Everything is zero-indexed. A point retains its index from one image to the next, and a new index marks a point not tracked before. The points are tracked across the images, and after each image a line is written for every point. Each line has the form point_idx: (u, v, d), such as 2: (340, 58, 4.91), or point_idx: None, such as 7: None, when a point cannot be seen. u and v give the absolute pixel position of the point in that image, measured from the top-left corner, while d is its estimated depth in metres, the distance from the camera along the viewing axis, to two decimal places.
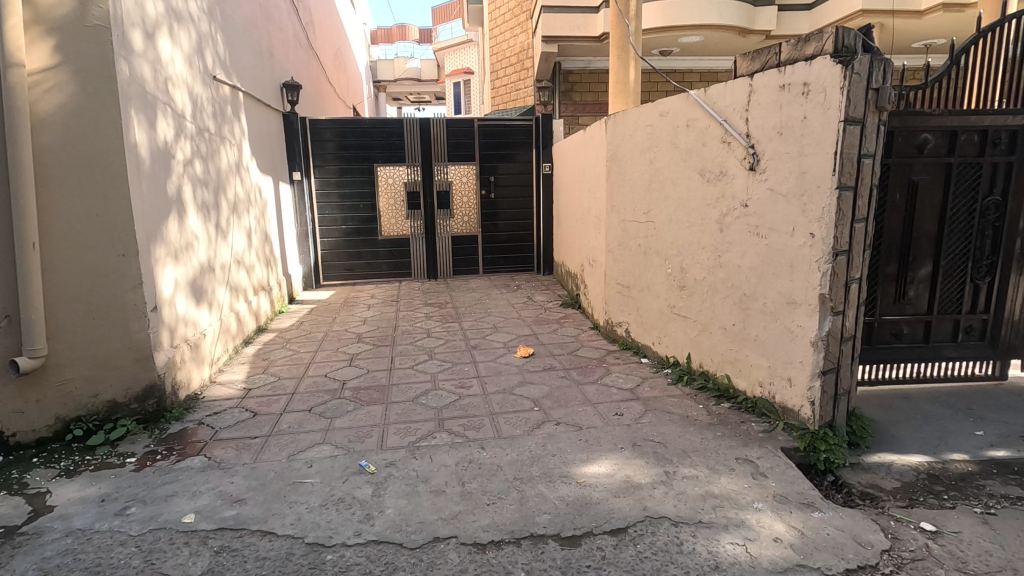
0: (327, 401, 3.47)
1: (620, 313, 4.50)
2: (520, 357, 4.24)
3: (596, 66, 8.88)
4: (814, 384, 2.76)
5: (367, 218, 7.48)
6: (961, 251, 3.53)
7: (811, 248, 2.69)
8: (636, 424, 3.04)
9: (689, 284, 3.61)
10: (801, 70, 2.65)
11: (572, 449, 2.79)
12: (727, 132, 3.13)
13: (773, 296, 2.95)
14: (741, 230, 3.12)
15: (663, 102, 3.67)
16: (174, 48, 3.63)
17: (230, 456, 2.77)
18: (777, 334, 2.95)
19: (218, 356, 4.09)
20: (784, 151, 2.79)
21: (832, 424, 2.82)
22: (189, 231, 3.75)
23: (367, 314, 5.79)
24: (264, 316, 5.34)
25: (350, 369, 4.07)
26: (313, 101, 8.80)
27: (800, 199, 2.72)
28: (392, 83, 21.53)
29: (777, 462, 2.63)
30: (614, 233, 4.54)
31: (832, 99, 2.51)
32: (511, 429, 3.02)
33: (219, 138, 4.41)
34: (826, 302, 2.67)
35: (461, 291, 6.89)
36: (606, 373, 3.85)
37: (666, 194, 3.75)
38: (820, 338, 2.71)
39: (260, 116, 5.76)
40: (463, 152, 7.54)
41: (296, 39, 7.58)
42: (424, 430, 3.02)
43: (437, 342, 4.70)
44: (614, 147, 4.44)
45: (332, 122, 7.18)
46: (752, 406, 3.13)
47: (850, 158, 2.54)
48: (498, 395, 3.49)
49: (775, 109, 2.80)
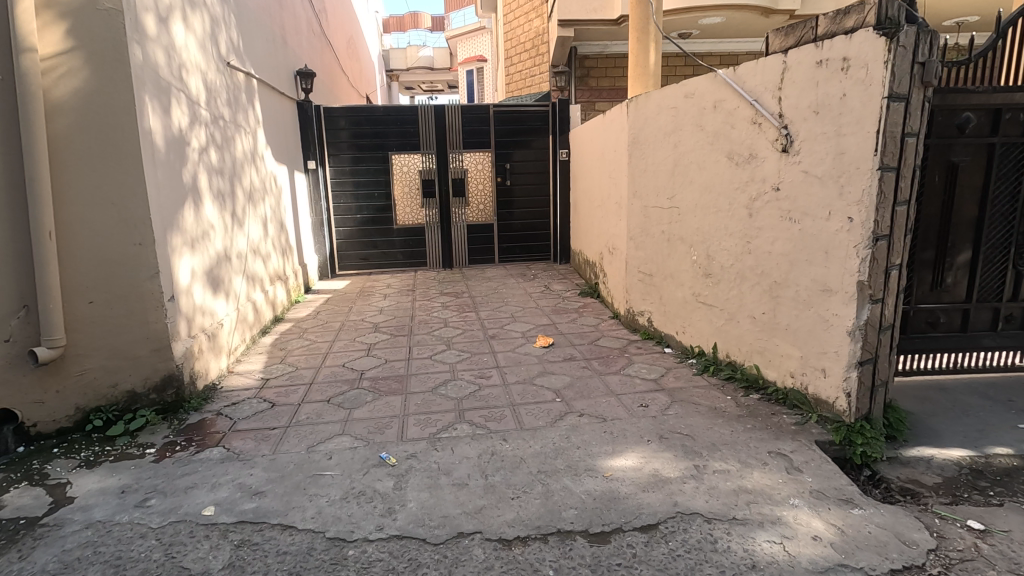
0: (345, 391, 3.42)
1: (642, 302, 4.40)
2: (540, 346, 4.16)
3: (613, 51, 8.68)
4: (850, 376, 2.64)
5: (382, 207, 7.42)
6: (1002, 237, 3.37)
7: (849, 233, 2.56)
8: (662, 416, 2.95)
9: (715, 272, 3.49)
10: (840, 44, 2.51)
11: (597, 441, 2.71)
12: (758, 112, 2.99)
13: (806, 283, 2.82)
14: (772, 214, 2.99)
15: (688, 83, 3.53)
16: (187, 33, 3.57)
17: (249, 447, 2.74)
18: (810, 323, 2.83)
19: (236, 346, 4.07)
20: (819, 132, 2.65)
21: (868, 416, 2.71)
22: (206, 220, 3.71)
23: (383, 304, 5.75)
24: (281, 305, 5.32)
25: (368, 359, 4.02)
26: (326, 89, 8.72)
27: (837, 180, 2.59)
28: (404, 71, 21.42)
29: (812, 456, 2.53)
30: (635, 220, 4.42)
31: (874, 75, 2.37)
32: (533, 421, 2.94)
33: (233, 126, 4.36)
34: (864, 290, 2.54)
35: (477, 280, 6.82)
36: (628, 363, 3.75)
37: (691, 178, 3.62)
38: (857, 327, 2.58)
39: (274, 104, 5.70)
40: (478, 139, 7.43)
41: (308, 26, 7.49)
42: (445, 421, 2.96)
43: (455, 332, 4.63)
44: (636, 131, 4.31)
45: (345, 110, 7.10)
46: (783, 398, 3.02)
47: (893, 138, 2.40)
48: (519, 386, 3.41)
49: (811, 87, 2.66)
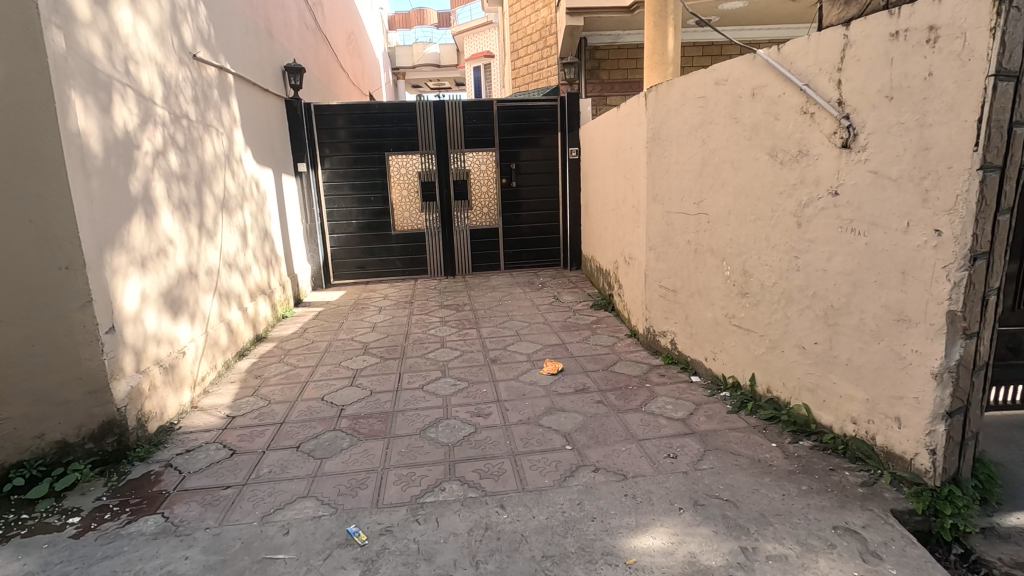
0: (319, 434, 2.94)
1: (664, 321, 3.87)
2: (547, 374, 3.65)
3: (625, 41, 8.11)
4: (935, 429, 2.09)
5: (379, 212, 6.94)
6: None
7: (936, 250, 2.01)
8: (695, 472, 2.42)
9: (754, 291, 2.95)
10: (924, 10, 1.95)
11: (616, 510, 2.19)
12: (810, 99, 2.45)
13: (874, 310, 2.28)
14: (829, 224, 2.44)
15: (720, 68, 2.99)
16: (137, 20, 3.09)
17: (192, 516, 2.25)
18: (879, 360, 2.28)
19: (204, 376, 3.59)
20: (895, 122, 2.10)
21: (956, 478, 2.15)
22: (163, 234, 3.24)
23: (377, 319, 5.26)
24: (264, 322, 4.85)
25: (351, 390, 3.52)
26: (322, 86, 8.22)
27: (919, 183, 2.04)
28: (411, 69, 20.98)
29: (891, 534, 1.98)
30: (656, 227, 3.88)
31: (975, 46, 1.81)
32: (537, 478, 2.43)
33: (201, 126, 3.88)
34: (957, 322, 1.99)
35: (480, 290, 6.31)
36: (650, 397, 3.22)
37: (724, 180, 3.08)
38: (946, 369, 2.03)
39: (256, 102, 5.23)
40: (482, 137, 6.93)
41: (300, 19, 7.01)
42: (430, 479, 2.45)
43: (452, 355, 4.13)
44: (656, 126, 3.77)
45: (339, 108, 6.62)
46: (842, 448, 2.48)
47: (999, 128, 1.85)
48: (522, 428, 2.91)
49: (884, 66, 2.12)
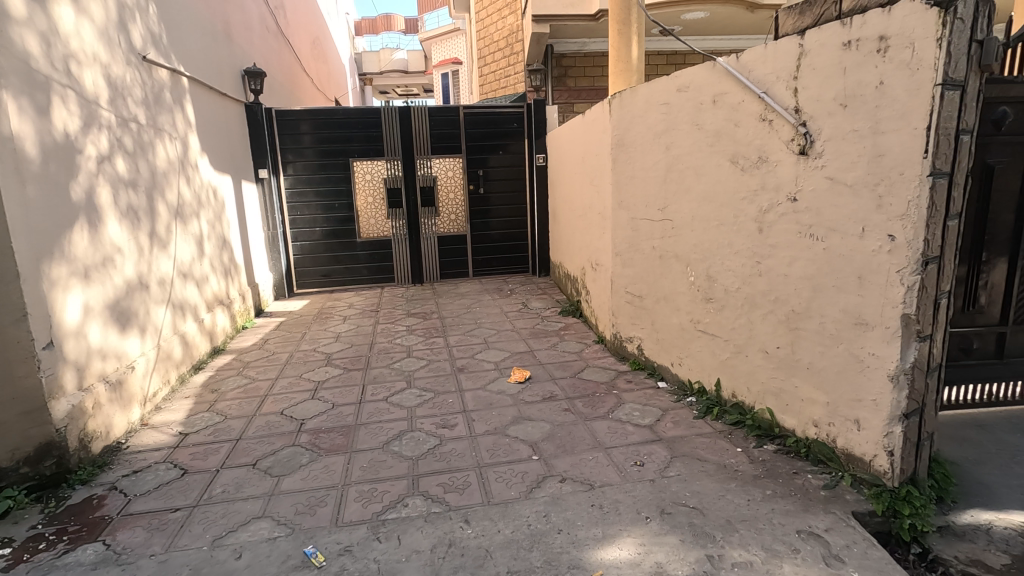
0: (278, 450, 2.82)
1: (631, 327, 3.87)
2: (515, 382, 3.59)
3: (591, 49, 8.18)
4: (893, 431, 2.12)
5: (344, 219, 6.81)
6: None
7: (891, 254, 2.04)
8: (662, 480, 2.40)
9: (718, 296, 2.98)
10: (875, 20, 2.00)
11: (583, 521, 2.15)
12: (768, 107, 2.48)
13: (834, 314, 2.31)
14: (789, 230, 2.47)
15: (682, 75, 3.02)
16: (80, 18, 2.94)
17: (136, 542, 2.12)
18: (840, 363, 2.31)
19: (155, 391, 3.42)
20: (850, 129, 2.14)
21: (913, 478, 2.19)
22: (109, 243, 3.08)
23: (341, 328, 5.13)
24: (222, 334, 4.67)
25: (312, 403, 3.40)
26: (284, 90, 8.02)
27: (874, 189, 2.08)
28: (378, 75, 20.81)
29: (853, 537, 1.99)
30: (622, 233, 3.88)
31: (923, 56, 1.86)
32: (503, 490, 2.38)
33: (152, 130, 3.73)
34: (911, 325, 2.03)
35: (448, 297, 6.24)
36: (617, 404, 3.21)
37: (688, 186, 3.10)
38: (901, 372, 2.07)
39: (214, 106, 5.06)
40: (449, 143, 6.87)
41: (261, 21, 6.83)
42: (392, 495, 2.37)
43: (418, 364, 4.05)
44: (620, 133, 3.79)
45: (302, 113, 6.47)
46: (805, 451, 2.50)
47: (947, 135, 1.89)
48: (488, 438, 2.85)
49: (838, 74, 2.15)
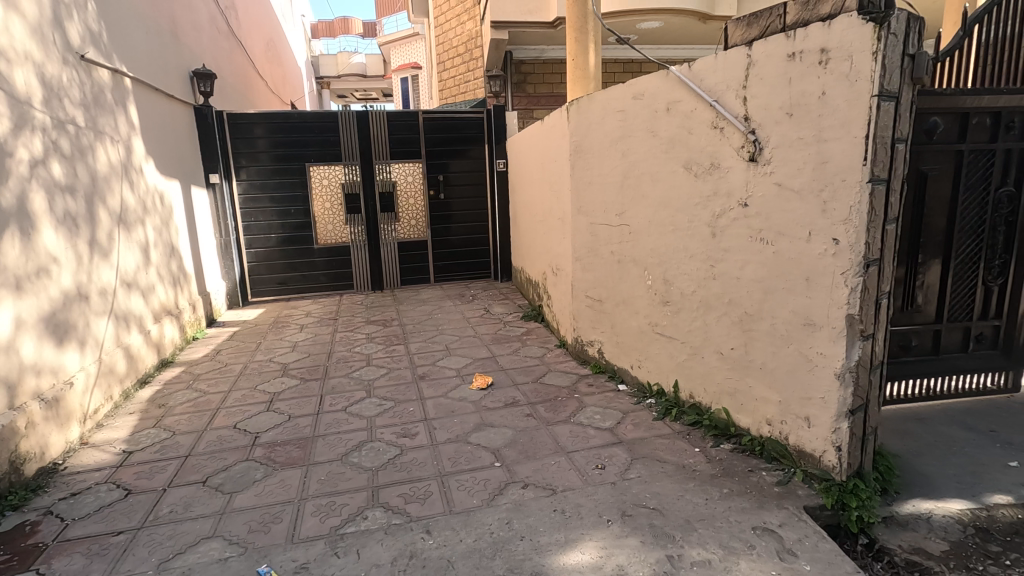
0: (230, 465, 2.71)
1: (591, 331, 3.91)
2: (477, 389, 3.57)
3: (550, 56, 8.27)
4: (840, 427, 2.21)
5: (301, 225, 6.65)
6: (971, 250, 2.83)
7: (835, 257, 2.13)
8: (623, 482, 2.43)
9: (675, 299, 3.04)
10: (816, 33, 2.09)
11: (545, 526, 2.15)
12: (719, 115, 2.56)
13: (784, 315, 2.39)
14: (741, 234, 2.55)
15: (637, 82, 3.08)
16: (10, 14, 2.77)
17: (74, 570, 1.99)
18: (790, 362, 2.39)
19: (97, 408, 3.24)
20: (795, 137, 2.22)
21: (860, 472, 2.28)
22: (44, 252, 2.91)
23: (298, 338, 4.99)
24: (170, 346, 4.47)
25: (267, 416, 3.29)
26: (237, 93, 7.78)
27: (818, 195, 2.16)
28: (336, 79, 20.49)
29: (805, 531, 2.06)
30: (581, 238, 3.92)
31: (861, 68, 1.96)
32: (465, 499, 2.35)
33: (92, 133, 3.55)
34: (855, 325, 2.12)
35: (410, 304, 6.16)
36: (579, 408, 3.23)
37: (644, 192, 3.16)
38: (847, 369, 2.16)
39: (160, 108, 4.86)
40: (408, 148, 6.80)
41: (211, 21, 6.61)
42: (351, 508, 2.31)
43: (378, 373, 3.97)
44: (578, 139, 3.83)
45: (255, 116, 6.30)
46: (759, 449, 2.57)
47: (884, 144, 1.99)
48: (450, 446, 2.82)
49: (784, 84, 2.24)
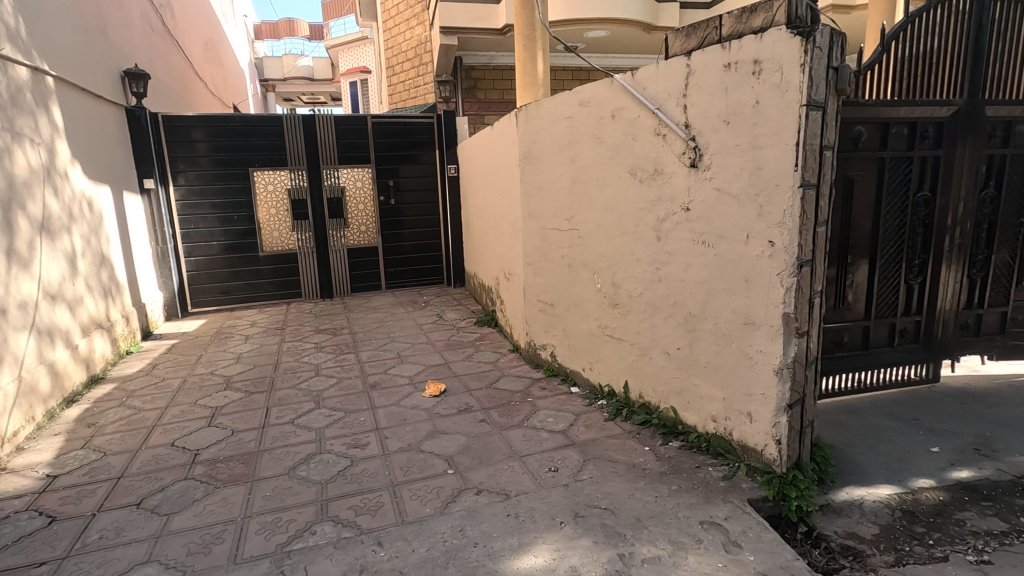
0: (168, 485, 2.58)
1: (544, 335, 3.94)
2: (429, 396, 3.52)
3: (500, 62, 8.31)
4: (779, 421, 2.31)
5: (244, 232, 6.42)
6: (894, 251, 3.03)
7: (771, 258, 2.23)
8: (575, 483, 2.45)
9: (624, 301, 3.10)
10: (750, 45, 2.19)
11: (499, 532, 2.14)
12: (662, 122, 2.64)
13: (725, 315, 2.48)
14: (684, 238, 2.63)
15: (583, 90, 3.14)
16: None
17: None
18: (733, 361, 2.48)
19: (17, 431, 3.01)
20: (732, 144, 2.32)
21: (798, 463, 2.38)
22: None
23: (243, 349, 4.79)
24: (101, 361, 4.21)
25: (209, 432, 3.14)
26: (174, 94, 7.43)
27: (755, 200, 2.26)
28: (281, 82, 20.01)
29: (749, 522, 2.13)
30: (532, 243, 3.95)
31: (790, 79, 2.06)
32: (418, 508, 2.32)
33: (9, 134, 3.31)
34: (790, 323, 2.22)
35: (360, 311, 6.04)
36: (532, 411, 3.25)
37: (592, 197, 3.22)
38: (785, 366, 2.26)
39: (86, 109, 4.58)
40: (357, 153, 6.68)
41: (145, 19, 6.30)
42: (298, 523, 2.23)
43: (327, 383, 3.86)
44: (527, 145, 3.87)
45: (194, 119, 6.04)
46: (705, 445, 2.65)
47: (812, 151, 2.10)
48: (403, 455, 2.78)
49: (721, 93, 2.33)
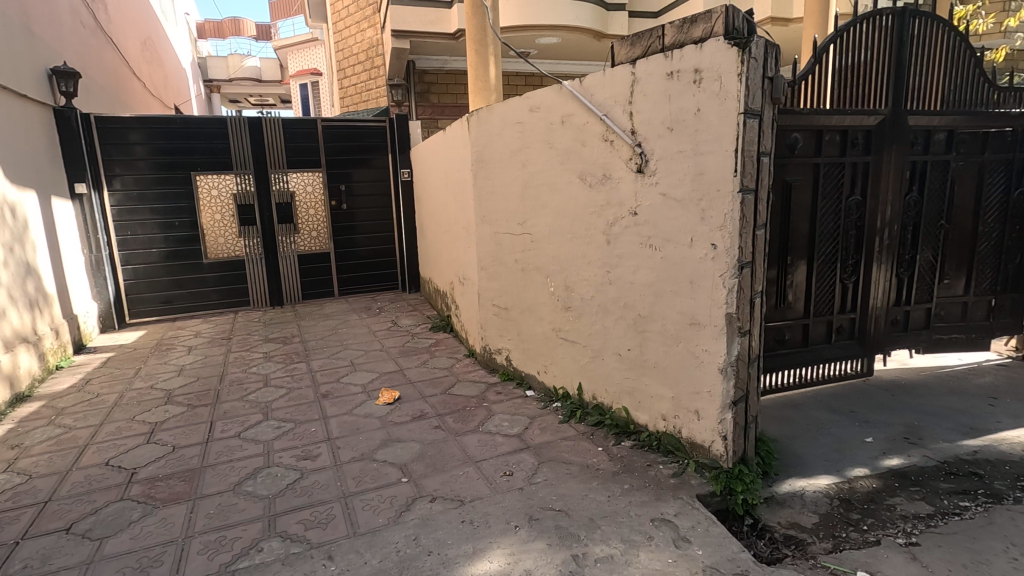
0: (102, 507, 2.43)
1: (499, 339, 3.95)
2: (383, 404, 3.47)
3: (453, 67, 8.28)
4: (725, 417, 2.38)
5: (187, 239, 6.16)
6: (830, 252, 3.18)
7: (714, 260, 2.31)
8: (530, 487, 2.46)
9: (576, 304, 3.14)
10: (691, 54, 2.26)
11: (453, 539, 2.12)
12: (609, 128, 2.69)
13: (673, 316, 2.55)
14: (632, 241, 2.69)
15: (533, 95, 3.17)
16: None
17: None
18: (680, 360, 2.55)
19: None
20: (676, 150, 2.39)
21: (743, 457, 2.47)
22: None
23: (185, 361, 4.58)
24: (27, 377, 3.94)
25: (148, 449, 2.99)
26: (108, 94, 7.06)
27: (698, 204, 2.34)
28: (227, 83, 19.37)
29: (697, 517, 2.19)
30: (486, 247, 3.95)
31: (729, 88, 2.14)
32: (370, 518, 2.27)
33: None
34: (733, 322, 2.30)
35: (312, 319, 5.89)
36: (488, 416, 3.24)
37: (543, 201, 3.25)
38: (728, 364, 2.34)
39: (8, 108, 4.29)
40: (306, 157, 6.52)
41: (74, 14, 5.97)
42: (243, 541, 2.15)
43: (277, 394, 3.74)
44: (479, 149, 3.87)
45: (131, 121, 5.76)
46: (656, 444, 2.71)
47: (750, 157, 2.19)
48: (355, 465, 2.72)
49: (664, 101, 2.40)
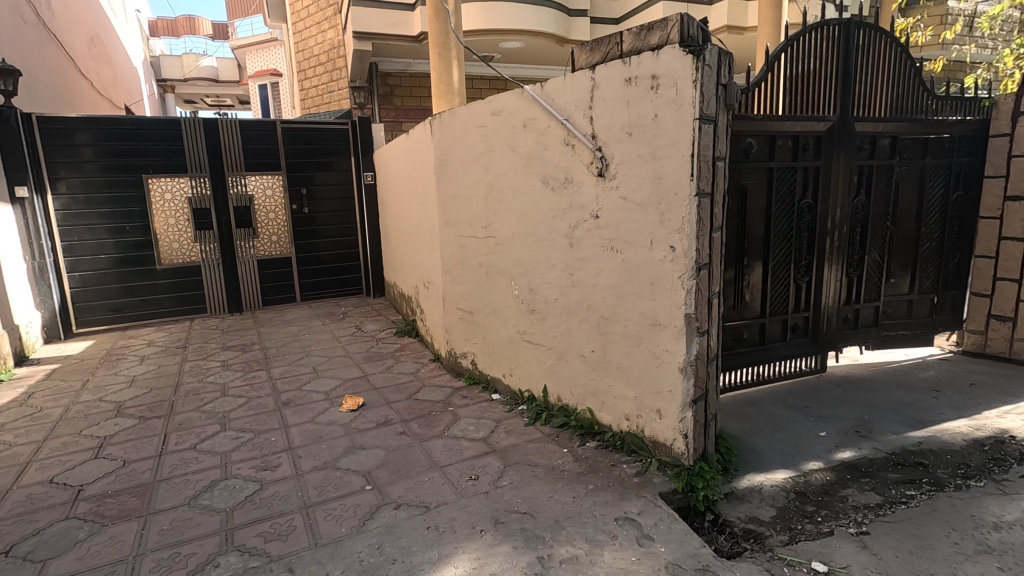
0: (44, 528, 2.31)
1: (464, 343, 3.93)
2: (347, 411, 3.40)
3: (416, 70, 8.23)
4: (686, 415, 2.44)
5: (139, 244, 5.92)
6: (784, 253, 3.29)
7: (673, 262, 2.36)
8: (495, 490, 2.45)
9: (540, 307, 3.16)
10: (648, 61, 2.31)
11: (418, 546, 2.10)
12: (570, 132, 2.72)
13: (634, 317, 2.59)
14: (594, 244, 2.72)
15: (495, 99, 3.18)
16: None
17: None
18: (642, 361, 2.60)
19: None
20: (635, 154, 2.43)
21: (704, 454, 2.53)
22: None
23: (137, 371, 4.40)
24: None
25: (96, 464, 2.86)
26: (51, 92, 6.73)
27: (657, 208, 2.38)
28: (182, 83, 18.72)
29: (660, 515, 2.23)
30: (450, 251, 3.94)
31: (684, 94, 2.20)
32: (333, 528, 2.23)
33: None
34: (692, 323, 2.35)
35: (273, 326, 5.74)
36: (453, 421, 3.22)
37: (507, 205, 3.26)
38: (688, 363, 2.39)
39: None
40: (265, 160, 6.37)
41: (14, 8, 5.68)
42: (199, 557, 2.08)
43: (235, 404, 3.63)
44: (442, 153, 3.85)
45: (76, 121, 5.51)
46: (620, 443, 2.75)
47: (706, 161, 2.25)
48: (317, 475, 2.66)
49: (624, 106, 2.44)
